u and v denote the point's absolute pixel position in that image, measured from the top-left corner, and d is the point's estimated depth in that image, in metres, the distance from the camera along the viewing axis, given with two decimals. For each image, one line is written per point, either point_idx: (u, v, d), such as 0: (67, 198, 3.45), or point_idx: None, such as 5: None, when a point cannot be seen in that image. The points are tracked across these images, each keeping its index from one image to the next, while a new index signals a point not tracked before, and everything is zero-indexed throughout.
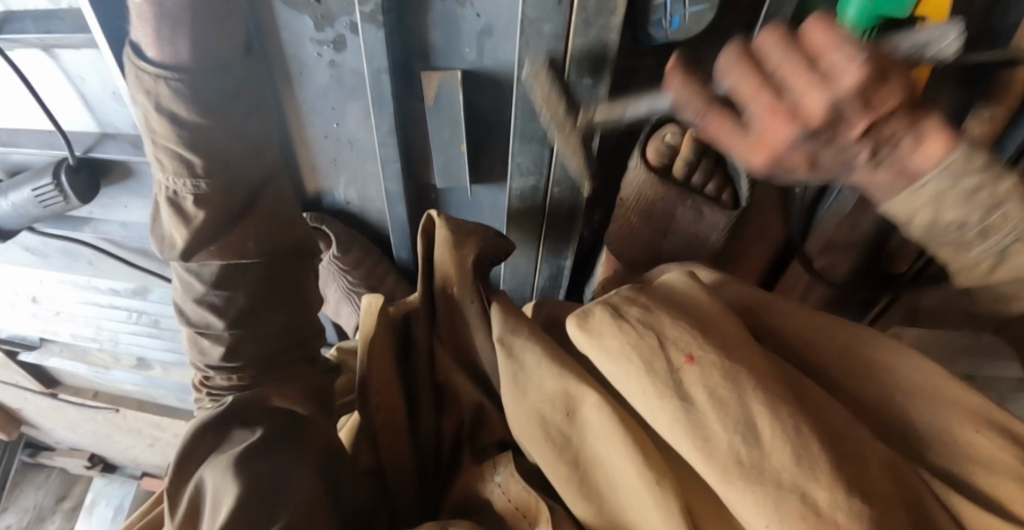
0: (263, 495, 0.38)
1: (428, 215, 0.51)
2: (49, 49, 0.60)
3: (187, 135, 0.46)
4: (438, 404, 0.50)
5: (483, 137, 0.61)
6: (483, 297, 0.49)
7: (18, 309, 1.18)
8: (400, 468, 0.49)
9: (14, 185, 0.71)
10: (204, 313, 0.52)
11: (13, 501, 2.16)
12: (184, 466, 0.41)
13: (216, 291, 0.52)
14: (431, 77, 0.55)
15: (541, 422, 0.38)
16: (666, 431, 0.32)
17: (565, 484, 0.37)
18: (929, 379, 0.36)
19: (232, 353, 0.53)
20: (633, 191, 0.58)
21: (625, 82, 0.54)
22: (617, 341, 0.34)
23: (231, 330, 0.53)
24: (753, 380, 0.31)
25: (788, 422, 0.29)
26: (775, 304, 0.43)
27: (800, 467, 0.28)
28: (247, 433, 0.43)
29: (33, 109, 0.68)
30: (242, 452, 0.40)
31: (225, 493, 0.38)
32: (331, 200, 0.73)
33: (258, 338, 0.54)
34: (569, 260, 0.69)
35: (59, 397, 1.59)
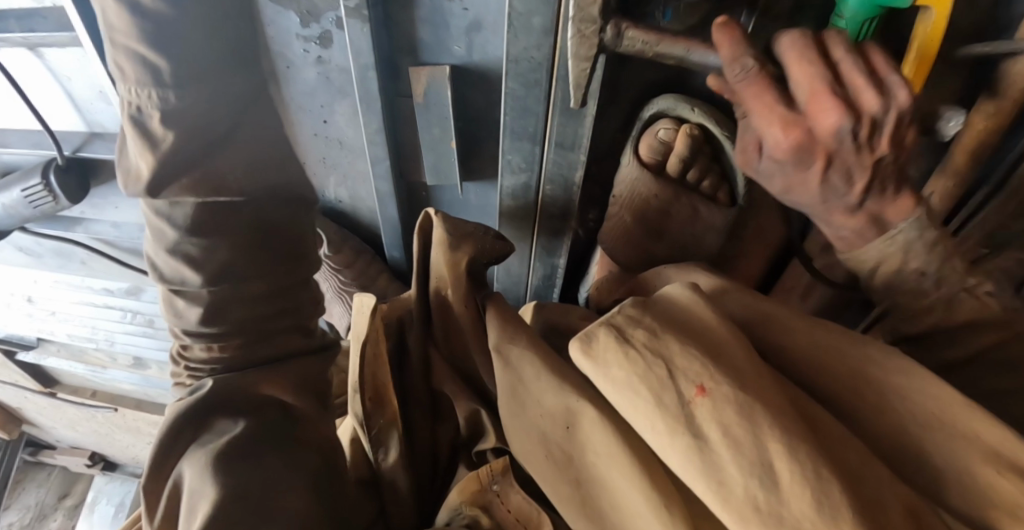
0: (245, 500, 0.35)
1: (426, 213, 0.51)
2: (34, 48, 0.60)
3: (151, 29, 0.38)
4: (434, 412, 0.50)
5: (475, 135, 0.60)
6: (477, 303, 0.48)
7: (14, 309, 1.18)
8: (394, 484, 0.45)
9: (3, 186, 0.70)
10: (178, 267, 0.47)
11: (15, 500, 2.18)
12: (161, 464, 0.40)
13: (190, 239, 0.46)
14: (420, 74, 0.54)
15: (541, 438, 0.38)
16: (679, 468, 0.31)
17: (566, 504, 0.36)
18: (944, 407, 0.35)
19: (211, 316, 0.48)
20: (626, 188, 0.58)
21: (618, 78, 0.52)
22: (622, 372, 0.33)
23: (212, 288, 0.48)
24: (768, 415, 0.30)
25: (807, 464, 0.29)
26: (776, 316, 0.44)
27: (822, 515, 0.27)
28: (229, 425, 0.42)
29: (20, 109, 0.68)
30: (224, 444, 0.39)
31: (203, 487, 0.37)
32: (322, 199, 0.72)
33: (240, 299, 0.50)
34: (563, 259, 0.68)
35: (57, 396, 1.60)
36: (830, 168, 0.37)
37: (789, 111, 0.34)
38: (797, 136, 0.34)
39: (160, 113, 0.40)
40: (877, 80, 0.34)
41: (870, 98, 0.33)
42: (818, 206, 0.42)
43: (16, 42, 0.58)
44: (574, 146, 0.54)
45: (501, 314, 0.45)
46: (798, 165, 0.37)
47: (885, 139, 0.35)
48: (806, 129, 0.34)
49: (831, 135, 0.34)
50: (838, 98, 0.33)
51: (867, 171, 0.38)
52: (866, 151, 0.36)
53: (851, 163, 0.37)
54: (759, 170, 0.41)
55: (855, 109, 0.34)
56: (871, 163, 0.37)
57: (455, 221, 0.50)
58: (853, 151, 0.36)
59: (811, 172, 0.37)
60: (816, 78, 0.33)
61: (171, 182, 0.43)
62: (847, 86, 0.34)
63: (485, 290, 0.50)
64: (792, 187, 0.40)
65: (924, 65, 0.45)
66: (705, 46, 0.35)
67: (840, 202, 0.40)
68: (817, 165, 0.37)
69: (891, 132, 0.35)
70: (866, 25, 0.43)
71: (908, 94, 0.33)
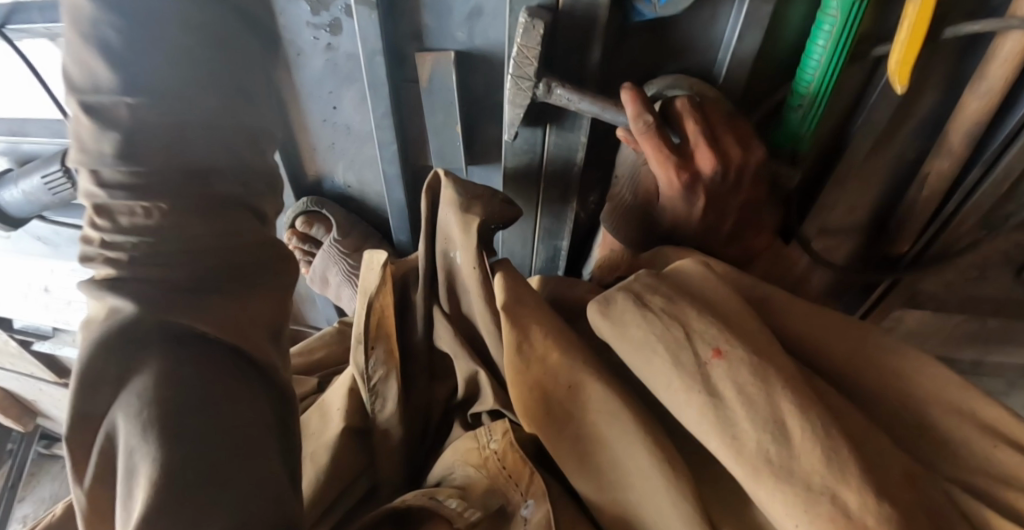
0: (196, 467, 0.28)
1: (434, 173, 0.51)
2: (55, 39, 0.62)
3: None
4: (432, 372, 0.54)
5: (478, 118, 0.62)
6: (485, 263, 0.48)
7: (31, 299, 1.21)
8: (387, 435, 0.49)
9: (24, 173, 0.73)
10: (87, 64, 0.33)
11: (30, 492, 2.24)
12: (83, 414, 0.30)
13: (111, 32, 0.32)
14: (425, 59, 0.55)
15: (544, 395, 0.39)
16: (693, 425, 0.32)
17: (567, 459, 0.38)
18: (944, 383, 0.38)
19: (137, 163, 0.34)
20: (627, 167, 0.59)
21: (615, 56, 0.56)
22: (641, 331, 0.35)
23: (137, 110, 0.34)
24: (781, 377, 0.32)
25: (818, 424, 0.30)
26: (779, 299, 0.43)
27: (830, 469, 0.29)
28: (158, 362, 0.31)
29: (40, 99, 0.71)
30: (160, 394, 0.30)
31: (138, 461, 0.28)
32: (331, 185, 0.74)
33: (187, 150, 0.36)
34: (566, 240, 0.70)
35: (72, 387, 1.63)
36: (708, 207, 0.52)
37: (681, 157, 0.49)
38: (684, 178, 0.50)
39: None
40: (742, 143, 0.50)
41: (735, 151, 0.49)
42: (703, 242, 0.56)
43: (39, 33, 0.61)
44: (574, 127, 0.56)
45: (511, 277, 0.43)
46: (687, 201, 0.52)
47: (747, 185, 0.52)
48: (693, 171, 0.50)
49: (710, 178, 0.50)
50: (715, 152, 0.49)
51: (735, 212, 0.54)
52: (734, 193, 0.52)
53: (723, 205, 0.53)
54: (658, 207, 0.56)
55: (727, 158, 0.50)
56: (738, 206, 0.53)
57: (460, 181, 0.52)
58: (725, 195, 0.52)
59: (696, 207, 0.52)
60: (700, 134, 0.49)
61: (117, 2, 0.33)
62: (721, 143, 0.50)
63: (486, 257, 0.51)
64: (680, 220, 0.54)
65: (916, 40, 0.48)
66: (617, 107, 0.49)
67: (716, 237, 0.56)
68: (700, 201, 0.52)
69: (751, 180, 0.51)
70: (858, 4, 0.46)
71: (763, 154, 0.50)
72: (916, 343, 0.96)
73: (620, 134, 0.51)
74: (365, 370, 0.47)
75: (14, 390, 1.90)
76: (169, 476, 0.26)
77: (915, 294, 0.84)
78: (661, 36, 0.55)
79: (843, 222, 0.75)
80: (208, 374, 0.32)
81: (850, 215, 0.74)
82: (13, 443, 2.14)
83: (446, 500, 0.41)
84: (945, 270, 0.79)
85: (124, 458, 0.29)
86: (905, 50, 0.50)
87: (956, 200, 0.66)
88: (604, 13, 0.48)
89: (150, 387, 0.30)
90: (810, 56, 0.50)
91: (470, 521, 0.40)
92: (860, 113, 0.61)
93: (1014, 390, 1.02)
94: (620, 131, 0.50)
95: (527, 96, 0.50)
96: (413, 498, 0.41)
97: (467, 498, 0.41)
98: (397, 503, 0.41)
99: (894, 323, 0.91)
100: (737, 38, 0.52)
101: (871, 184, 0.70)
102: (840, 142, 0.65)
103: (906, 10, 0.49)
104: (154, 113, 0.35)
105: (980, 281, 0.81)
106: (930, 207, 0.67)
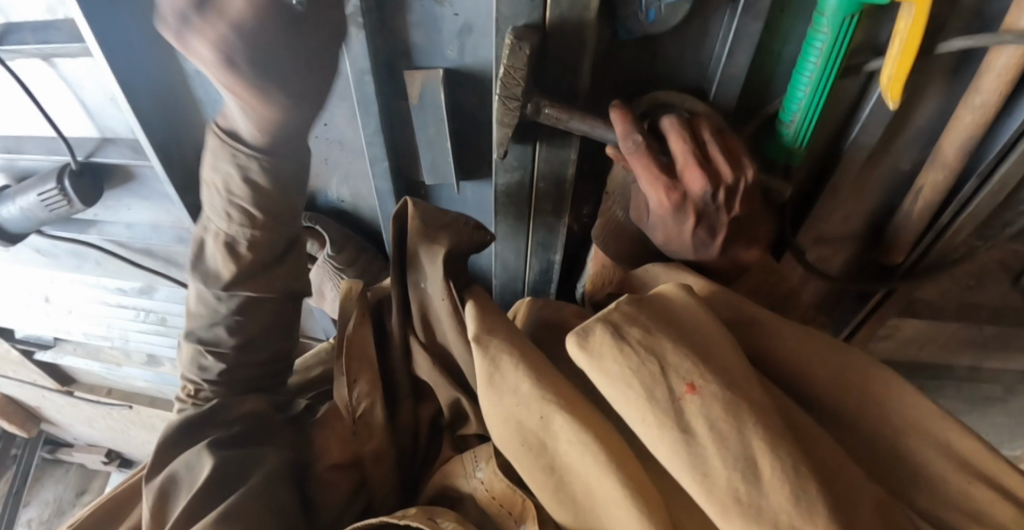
0: (227, 477, 0.45)
1: (403, 201, 0.51)
2: (48, 58, 0.63)
3: (258, 199, 0.49)
4: (416, 393, 0.55)
5: (470, 133, 0.62)
6: (453, 294, 0.49)
7: (33, 309, 1.22)
8: (377, 457, 0.50)
9: (20, 190, 0.74)
10: (215, 333, 0.54)
11: (36, 495, 2.27)
12: (160, 461, 0.48)
13: (230, 318, 0.54)
14: (415, 77, 0.55)
15: (518, 427, 0.40)
16: (665, 459, 0.33)
17: (543, 489, 0.39)
18: (921, 412, 0.37)
19: (227, 375, 0.55)
20: (619, 182, 0.58)
21: (605, 71, 0.56)
22: (617, 365, 0.35)
23: (237, 348, 0.55)
24: (752, 413, 0.32)
25: (787, 461, 0.31)
26: (760, 323, 0.43)
27: (798, 508, 0.29)
28: (220, 431, 0.51)
29: (35, 116, 0.71)
30: (213, 439, 0.48)
31: (199, 466, 0.45)
32: (326, 199, 0.75)
33: (252, 358, 0.57)
34: (559, 254, 0.70)
35: (75, 394, 1.65)
36: (699, 224, 0.51)
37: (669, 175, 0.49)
38: (673, 196, 0.49)
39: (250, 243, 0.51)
40: (732, 161, 0.49)
41: (725, 169, 0.48)
42: (694, 257, 0.55)
43: (31, 53, 0.61)
44: (565, 144, 0.56)
45: (483, 305, 0.47)
46: (676, 218, 0.51)
47: (739, 200, 0.50)
48: (682, 191, 0.49)
49: (699, 196, 0.49)
50: (704, 172, 0.48)
51: (726, 228, 0.52)
52: (726, 209, 0.50)
53: (713, 221, 0.51)
54: (649, 223, 0.55)
55: (717, 176, 0.49)
56: (728, 221, 0.52)
57: (431, 212, 0.51)
58: (715, 212, 0.50)
59: (687, 223, 0.51)
60: (688, 152, 0.48)
61: (259, 115, 0.43)
62: (710, 160, 0.49)
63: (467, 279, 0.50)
64: (671, 237, 0.54)
65: (908, 58, 0.48)
66: (606, 125, 0.50)
67: (706, 254, 0.54)
68: (690, 218, 0.51)
69: (742, 196, 0.50)
70: (849, 21, 0.45)
71: (753, 171, 0.49)
72: (914, 350, 0.95)
73: (609, 151, 0.51)
74: (350, 401, 0.49)
75: (19, 397, 1.93)
76: (218, 476, 0.45)
77: (911, 303, 0.84)
78: (652, 51, 0.54)
79: (840, 233, 0.75)
80: (244, 431, 0.51)
81: (844, 227, 0.73)
82: (18, 448, 2.15)
83: (443, 521, 0.40)
84: (940, 279, 0.79)
85: (187, 470, 0.46)
86: (896, 66, 0.50)
87: (950, 213, 0.66)
88: (591, 32, 0.48)
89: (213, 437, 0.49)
90: (802, 73, 0.50)
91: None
92: (854, 126, 0.60)
93: (1012, 395, 1.02)
94: (609, 150, 0.50)
95: (514, 115, 0.50)
96: (410, 518, 0.40)
97: (463, 522, 0.41)
98: (393, 521, 0.40)
99: (890, 332, 0.91)
100: (727, 55, 0.51)
101: (864, 196, 0.70)
102: (834, 154, 0.65)
103: (899, 24, 0.48)
104: (292, 170, 0.51)
105: (976, 289, 0.80)
106: (923, 220, 0.66)
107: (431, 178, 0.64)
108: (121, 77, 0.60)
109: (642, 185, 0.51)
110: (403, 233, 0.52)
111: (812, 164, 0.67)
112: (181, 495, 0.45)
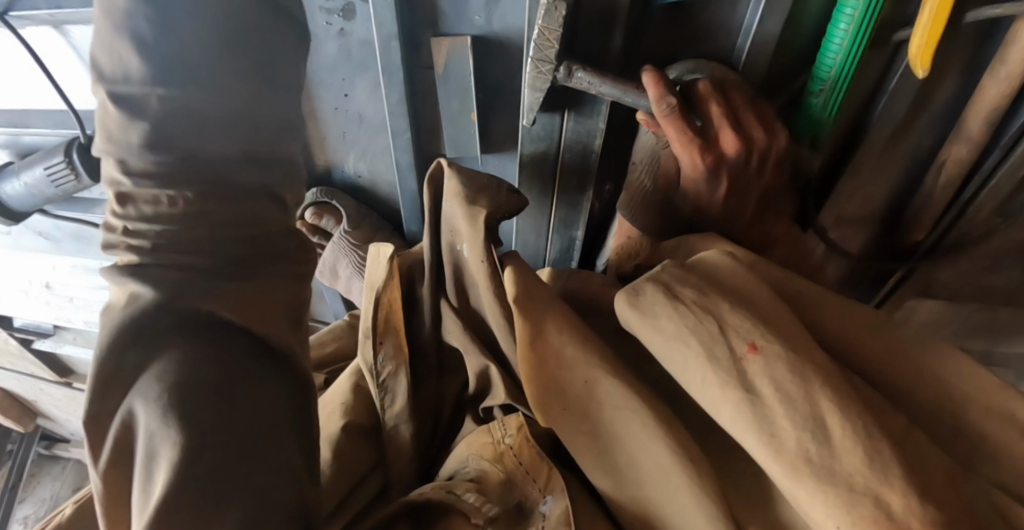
0: (217, 461, 0.27)
1: (438, 163, 0.50)
2: (59, 25, 0.62)
3: None
4: (442, 364, 0.54)
5: (492, 105, 0.60)
6: (493, 257, 0.46)
7: (32, 295, 1.20)
8: (396, 434, 0.49)
9: (26, 165, 0.72)
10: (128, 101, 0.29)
11: (31, 493, 2.22)
12: (100, 398, 0.28)
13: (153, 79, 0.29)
14: (440, 45, 0.54)
15: (559, 393, 0.38)
16: (727, 422, 0.31)
17: (584, 454, 0.38)
18: (982, 385, 0.35)
19: (167, 183, 0.31)
20: (645, 153, 0.57)
21: (636, 39, 0.56)
22: (672, 324, 0.34)
23: (167, 145, 0.31)
24: (819, 374, 0.30)
25: (859, 423, 0.29)
26: (808, 292, 0.42)
27: (873, 470, 0.27)
28: (180, 340, 0.29)
29: (45, 89, 0.70)
30: (186, 376, 0.28)
31: (163, 447, 0.26)
32: (342, 175, 0.73)
33: (210, 171, 0.33)
34: (581, 230, 0.69)
35: (72, 386, 1.61)
36: (731, 190, 0.51)
37: (704, 139, 0.48)
38: (708, 160, 0.48)
39: None
40: (766, 125, 0.49)
41: (759, 133, 0.48)
42: (723, 226, 0.55)
43: (43, 20, 0.60)
44: (593, 112, 0.55)
45: (522, 273, 0.43)
46: (709, 184, 0.51)
47: (770, 166, 0.50)
48: (716, 155, 0.48)
49: (733, 159, 0.49)
50: (739, 134, 0.48)
51: (755, 194, 0.52)
52: (757, 174, 0.50)
53: (743, 187, 0.51)
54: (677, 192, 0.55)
55: (751, 139, 0.48)
56: (759, 189, 0.52)
57: (467, 174, 0.50)
58: (747, 177, 0.50)
59: (719, 189, 0.51)
60: (722, 115, 0.48)
61: None
62: (745, 124, 0.49)
63: (499, 247, 0.49)
64: (701, 204, 0.53)
65: (939, 23, 0.48)
66: (639, 89, 0.48)
67: (735, 221, 0.54)
68: (723, 184, 0.50)
69: (774, 161, 0.50)
70: None
71: (787, 136, 0.48)
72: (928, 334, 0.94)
73: (641, 115, 0.50)
74: (374, 366, 0.47)
75: (16, 391, 1.89)
76: (194, 473, 0.26)
77: (928, 284, 0.83)
78: (684, 23, 0.54)
79: (857, 212, 0.74)
80: (221, 364, 0.30)
81: (866, 205, 0.73)
82: (13, 444, 2.10)
83: (464, 494, 0.40)
84: (960, 260, 0.78)
85: (144, 442, 0.27)
86: (927, 34, 0.49)
87: (972, 189, 0.65)
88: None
89: (175, 364, 0.28)
90: (831, 40, 0.49)
91: (489, 514, 0.39)
92: (879, 98, 0.60)
93: None
94: (641, 114, 0.50)
95: (546, 80, 0.49)
96: (430, 492, 0.40)
97: (486, 493, 0.40)
98: (415, 497, 0.40)
99: (905, 314, 0.90)
100: (758, 22, 0.51)
101: (887, 173, 0.69)
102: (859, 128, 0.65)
103: None
104: (178, 152, 0.31)
105: (995, 271, 0.78)
106: (947, 195, 0.66)
107: (451, 153, 0.64)
108: None
109: (673, 150, 0.50)
110: (438, 199, 0.51)
111: (839, 139, 0.66)
112: (137, 482, 0.28)
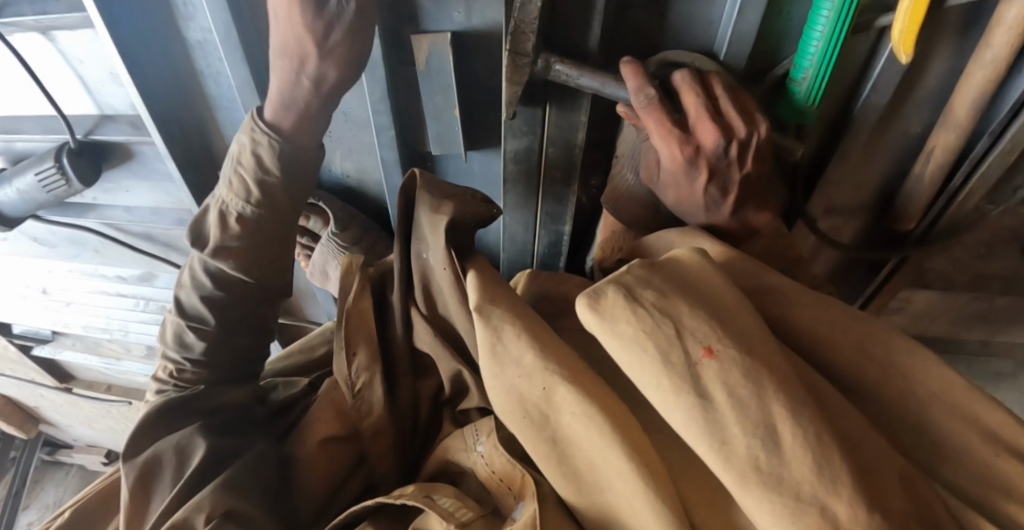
0: (222, 455, 0.49)
1: (411, 173, 0.50)
2: (46, 31, 0.64)
3: (262, 176, 0.54)
4: (416, 369, 0.53)
5: (474, 101, 0.61)
6: (454, 264, 0.47)
7: (30, 300, 1.21)
8: (376, 437, 0.49)
9: (17, 172, 0.74)
10: (198, 307, 0.57)
11: (36, 498, 2.25)
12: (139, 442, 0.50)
13: (210, 295, 0.57)
14: (422, 41, 0.54)
15: (519, 400, 0.36)
16: (681, 429, 0.30)
17: (545, 461, 0.36)
18: (947, 384, 0.34)
19: (213, 351, 0.58)
20: (626, 146, 0.58)
21: (618, 28, 0.56)
22: (630, 327, 0.32)
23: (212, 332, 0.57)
24: (773, 379, 0.29)
25: (810, 428, 0.28)
26: (779, 289, 0.41)
27: (820, 478, 0.26)
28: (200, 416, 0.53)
29: (35, 96, 0.72)
30: (207, 422, 0.52)
31: (190, 449, 0.49)
32: (332, 175, 0.74)
33: (229, 342, 0.59)
34: (568, 226, 0.69)
35: (73, 391, 1.63)
36: (711, 181, 0.50)
37: (683, 130, 0.48)
38: (687, 150, 0.48)
39: (240, 217, 0.55)
40: (746, 116, 0.48)
41: (739, 124, 0.47)
42: (701, 218, 0.53)
43: (30, 26, 0.62)
44: (574, 107, 0.56)
45: (485, 275, 0.44)
46: (689, 175, 0.50)
47: (751, 157, 0.49)
48: (695, 146, 0.48)
49: (713, 150, 0.48)
50: (718, 125, 0.47)
51: (738, 186, 0.50)
52: (739, 165, 0.49)
53: (726, 179, 0.50)
54: (659, 183, 0.53)
55: (731, 130, 0.47)
56: (740, 180, 0.50)
57: (438, 186, 0.50)
58: (728, 168, 0.49)
59: (699, 181, 0.50)
60: (700, 107, 0.47)
61: (288, 96, 0.51)
62: (723, 116, 0.48)
63: (469, 250, 0.49)
64: (683, 197, 0.52)
65: (919, 9, 0.47)
66: (617, 81, 0.49)
67: (717, 215, 0.52)
68: (703, 175, 0.49)
69: (755, 151, 0.48)
70: None
71: (767, 127, 0.48)
72: (924, 324, 0.93)
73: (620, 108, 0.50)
74: (349, 376, 0.48)
75: (20, 397, 1.92)
76: (211, 460, 0.48)
77: (922, 273, 0.82)
78: (666, 13, 0.54)
79: (849, 202, 0.74)
80: (223, 417, 0.53)
81: (858, 194, 0.73)
82: (16, 450, 2.11)
83: (440, 498, 0.40)
84: (953, 248, 0.77)
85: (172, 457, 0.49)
86: (908, 20, 0.48)
87: (963, 175, 0.64)
88: None
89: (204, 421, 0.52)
90: (813, 28, 0.48)
91: (461, 518, 0.37)
92: (865, 86, 0.60)
93: None
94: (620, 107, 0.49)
95: (524, 73, 0.49)
96: (407, 497, 0.39)
97: (462, 499, 0.40)
98: (393, 499, 0.40)
99: (901, 305, 0.89)
100: (737, 13, 0.50)
101: (876, 161, 0.69)
102: (846, 115, 0.64)
103: None
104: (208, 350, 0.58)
105: (988, 259, 0.78)
106: (936, 182, 0.65)
107: (436, 147, 0.63)
108: (122, 51, 0.61)
109: (653, 142, 0.50)
110: (410, 209, 0.51)
111: (826, 125, 0.66)
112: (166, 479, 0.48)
